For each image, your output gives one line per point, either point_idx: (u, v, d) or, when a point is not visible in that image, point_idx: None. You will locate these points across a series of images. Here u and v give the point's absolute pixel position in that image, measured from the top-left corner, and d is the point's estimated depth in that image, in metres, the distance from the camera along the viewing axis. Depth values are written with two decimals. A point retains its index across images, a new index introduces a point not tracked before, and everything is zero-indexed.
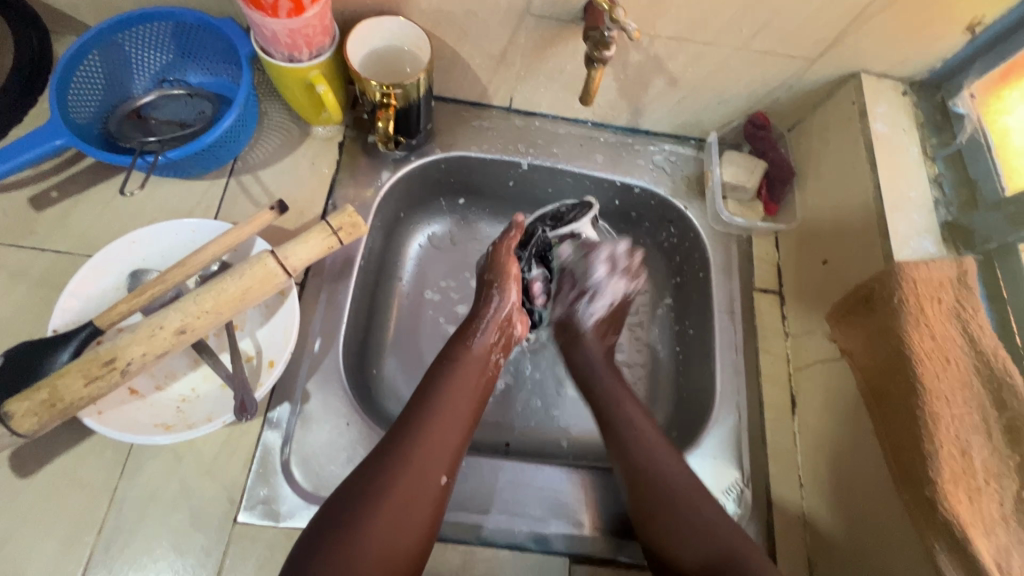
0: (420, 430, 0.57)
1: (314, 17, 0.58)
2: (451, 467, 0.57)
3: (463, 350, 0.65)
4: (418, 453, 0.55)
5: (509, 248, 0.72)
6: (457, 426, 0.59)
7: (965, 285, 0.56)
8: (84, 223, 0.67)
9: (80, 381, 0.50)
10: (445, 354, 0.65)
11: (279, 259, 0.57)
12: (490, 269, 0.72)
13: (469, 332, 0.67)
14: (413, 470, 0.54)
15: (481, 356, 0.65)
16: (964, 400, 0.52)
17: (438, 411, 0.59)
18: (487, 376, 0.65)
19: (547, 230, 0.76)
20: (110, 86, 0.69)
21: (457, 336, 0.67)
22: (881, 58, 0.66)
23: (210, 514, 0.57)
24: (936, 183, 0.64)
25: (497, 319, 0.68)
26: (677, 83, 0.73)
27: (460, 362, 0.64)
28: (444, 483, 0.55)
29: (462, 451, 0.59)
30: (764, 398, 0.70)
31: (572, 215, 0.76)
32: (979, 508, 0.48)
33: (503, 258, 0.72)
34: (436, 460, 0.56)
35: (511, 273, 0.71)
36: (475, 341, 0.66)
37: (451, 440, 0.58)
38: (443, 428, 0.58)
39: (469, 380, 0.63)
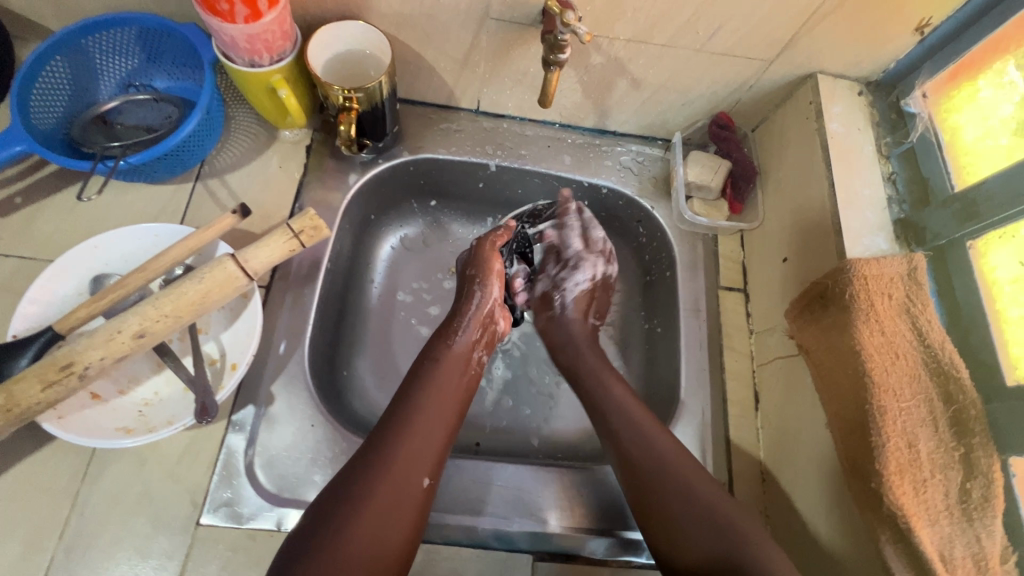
0: (397, 430, 0.56)
1: (273, 22, 0.58)
2: (435, 470, 0.55)
3: (445, 350, 0.65)
4: (401, 456, 0.54)
5: (493, 244, 0.74)
6: (440, 427, 0.58)
7: (914, 281, 0.58)
8: (48, 229, 0.67)
9: (37, 386, 0.50)
10: (427, 356, 0.64)
11: (239, 262, 0.57)
12: (472, 265, 0.73)
13: (451, 331, 0.67)
14: (395, 477, 0.52)
15: (461, 355, 0.65)
16: (912, 393, 0.53)
17: (418, 412, 0.58)
18: (470, 374, 0.65)
19: (528, 227, 0.80)
20: (74, 92, 0.69)
21: (438, 336, 0.67)
22: (836, 59, 0.67)
23: (173, 517, 0.57)
24: (890, 181, 0.66)
25: (479, 315, 0.69)
26: (639, 85, 0.74)
27: (442, 364, 0.63)
28: (427, 484, 0.54)
29: (446, 452, 0.58)
30: (727, 394, 0.71)
31: (549, 212, 0.81)
32: (925, 499, 0.49)
33: (486, 253, 0.73)
34: (419, 464, 0.54)
35: (494, 268, 0.72)
36: (456, 339, 0.66)
37: (435, 442, 0.57)
38: (424, 430, 0.57)
39: (452, 381, 0.62)
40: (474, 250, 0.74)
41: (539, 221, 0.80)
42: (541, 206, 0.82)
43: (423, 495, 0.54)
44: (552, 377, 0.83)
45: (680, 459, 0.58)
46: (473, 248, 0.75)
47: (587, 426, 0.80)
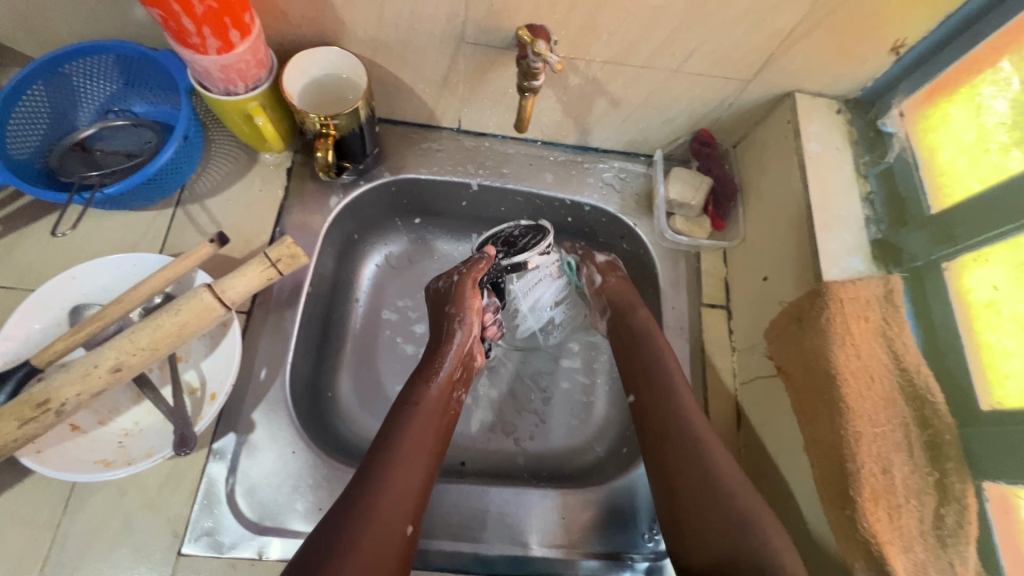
0: (378, 476, 0.56)
1: (247, 52, 0.58)
2: (416, 515, 0.56)
3: (424, 393, 0.65)
4: (382, 504, 0.54)
5: (475, 281, 0.72)
6: (420, 471, 0.58)
7: (891, 303, 0.58)
8: (28, 258, 0.67)
9: (12, 423, 0.50)
10: (407, 399, 0.64)
11: (216, 293, 0.57)
12: (452, 301, 0.72)
13: (430, 372, 0.67)
14: (378, 525, 0.53)
15: (440, 396, 0.65)
16: (888, 418, 0.54)
17: (398, 454, 0.58)
18: (450, 414, 0.66)
19: (501, 258, 0.74)
20: (52, 120, 0.69)
21: (418, 376, 0.67)
22: (814, 78, 0.67)
23: (154, 547, 0.57)
24: (867, 201, 0.65)
25: (459, 353, 0.69)
26: (619, 104, 0.73)
27: (421, 407, 0.63)
28: (409, 532, 0.55)
29: (425, 494, 0.58)
30: (709, 413, 0.71)
31: (526, 240, 0.74)
32: (899, 525, 0.50)
33: (468, 291, 0.71)
34: (402, 511, 0.55)
35: (475, 306, 0.71)
36: (436, 379, 0.66)
37: (416, 484, 0.57)
38: (404, 473, 0.57)
39: (430, 422, 0.62)
40: (451, 283, 0.73)
41: (513, 249, 0.74)
42: (516, 231, 0.76)
43: (406, 543, 0.54)
44: (537, 394, 0.83)
45: (658, 485, 0.58)
46: (452, 283, 0.73)
47: (572, 444, 0.80)
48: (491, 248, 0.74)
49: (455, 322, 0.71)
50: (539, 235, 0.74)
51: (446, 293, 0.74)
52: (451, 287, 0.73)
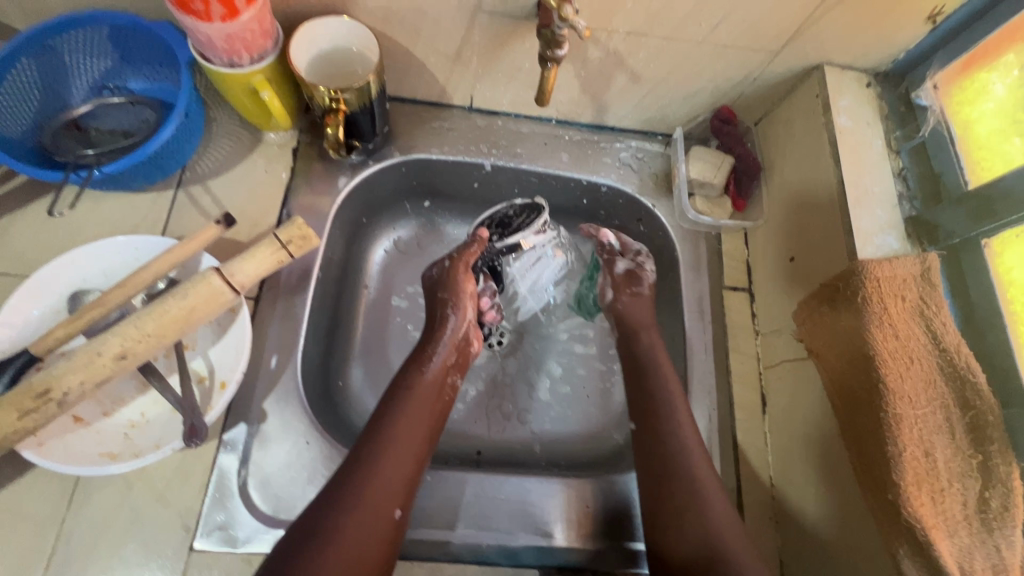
0: (369, 461, 0.55)
1: (252, 20, 0.55)
2: (405, 500, 0.55)
3: (418, 378, 0.63)
4: (369, 491, 0.54)
5: (467, 266, 0.70)
6: (410, 457, 0.57)
7: (928, 281, 0.56)
8: (22, 242, 0.63)
9: (12, 414, 0.47)
10: (400, 383, 0.63)
11: (225, 276, 0.54)
12: (443, 286, 0.69)
13: (424, 357, 0.65)
14: (364, 509, 0.53)
15: (435, 382, 0.64)
16: (928, 400, 0.52)
17: (389, 439, 0.57)
18: (444, 401, 0.64)
19: (496, 240, 0.70)
20: (43, 96, 0.65)
21: (411, 361, 0.65)
22: (844, 50, 0.65)
23: (164, 542, 0.55)
24: (900, 177, 0.63)
25: (453, 339, 0.67)
26: (639, 79, 0.71)
27: (416, 391, 0.62)
28: (397, 517, 0.54)
29: (417, 480, 0.58)
30: (734, 398, 0.70)
31: (521, 221, 0.70)
32: (943, 509, 0.48)
33: (460, 277, 0.69)
34: (389, 497, 0.54)
35: (467, 291, 0.70)
36: (430, 365, 0.64)
37: (405, 471, 0.56)
38: (394, 458, 0.56)
39: (424, 409, 0.61)
40: (443, 270, 0.70)
41: (505, 232, 0.70)
42: (510, 211, 0.71)
43: (393, 528, 0.54)
44: (553, 381, 0.81)
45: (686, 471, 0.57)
46: (444, 269, 0.70)
47: (590, 431, 0.78)
48: (485, 231, 0.71)
49: (449, 307, 0.69)
50: (534, 215, 0.70)
51: (439, 280, 0.70)
52: (443, 272, 0.70)
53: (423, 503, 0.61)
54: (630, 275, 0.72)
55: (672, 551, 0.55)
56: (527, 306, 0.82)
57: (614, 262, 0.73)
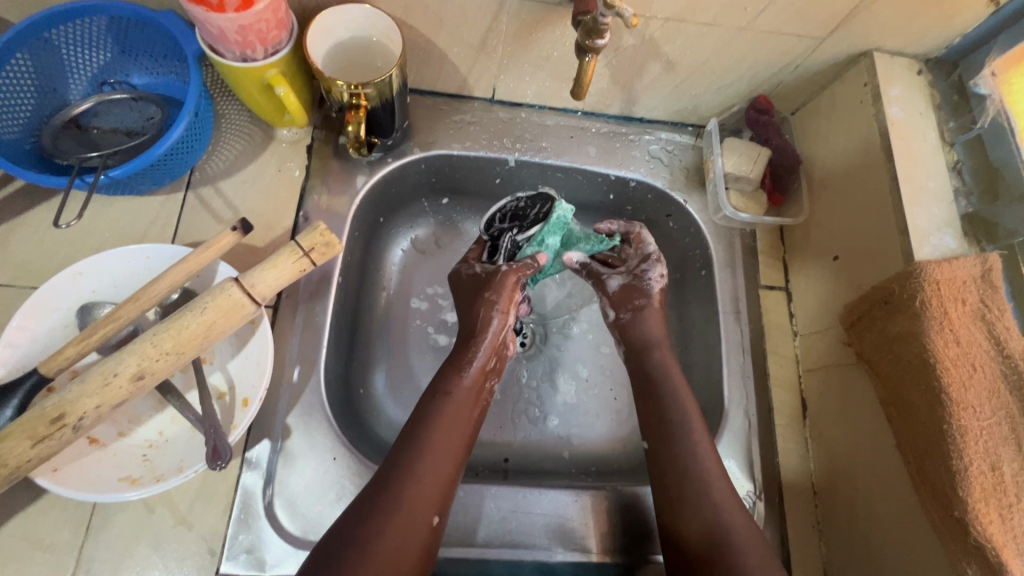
0: (404, 470, 0.52)
1: (266, 8, 0.51)
2: (443, 506, 0.52)
3: (456, 382, 0.59)
4: (407, 498, 0.51)
5: (518, 275, 0.64)
6: (449, 462, 0.54)
7: (988, 284, 0.53)
8: (23, 252, 0.60)
9: (25, 443, 0.44)
10: (437, 387, 0.59)
11: (245, 287, 0.51)
12: (487, 286, 0.64)
13: (464, 361, 0.61)
14: (401, 515, 0.50)
15: (473, 388, 0.60)
16: (991, 409, 0.49)
17: (423, 443, 0.54)
18: (480, 407, 0.60)
19: (516, 234, 0.66)
20: (40, 93, 0.60)
21: (449, 364, 0.61)
22: (896, 35, 0.61)
23: (189, 567, 0.52)
24: (955, 171, 0.60)
25: (494, 342, 0.62)
26: (674, 68, 0.66)
27: (452, 397, 0.58)
28: (435, 523, 0.51)
29: (454, 487, 0.54)
30: (774, 402, 0.67)
31: (535, 211, 0.66)
32: (1011, 526, 0.46)
33: (509, 285, 0.63)
34: (425, 504, 0.51)
35: (514, 297, 0.64)
36: (469, 368, 0.60)
37: (441, 476, 0.53)
38: (429, 464, 0.53)
39: (462, 414, 0.58)
40: (495, 271, 0.64)
41: (522, 226, 0.66)
42: (520, 202, 0.65)
43: (429, 536, 0.51)
44: (580, 384, 0.77)
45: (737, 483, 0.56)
46: (492, 270, 0.65)
47: (621, 436, 0.74)
48: (544, 256, 0.65)
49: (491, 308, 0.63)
50: (546, 203, 0.65)
51: (484, 279, 0.65)
52: (493, 274, 0.65)
53: (459, 518, 0.59)
54: (625, 291, 0.68)
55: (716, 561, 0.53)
56: (549, 301, 0.80)
57: (606, 281, 0.68)
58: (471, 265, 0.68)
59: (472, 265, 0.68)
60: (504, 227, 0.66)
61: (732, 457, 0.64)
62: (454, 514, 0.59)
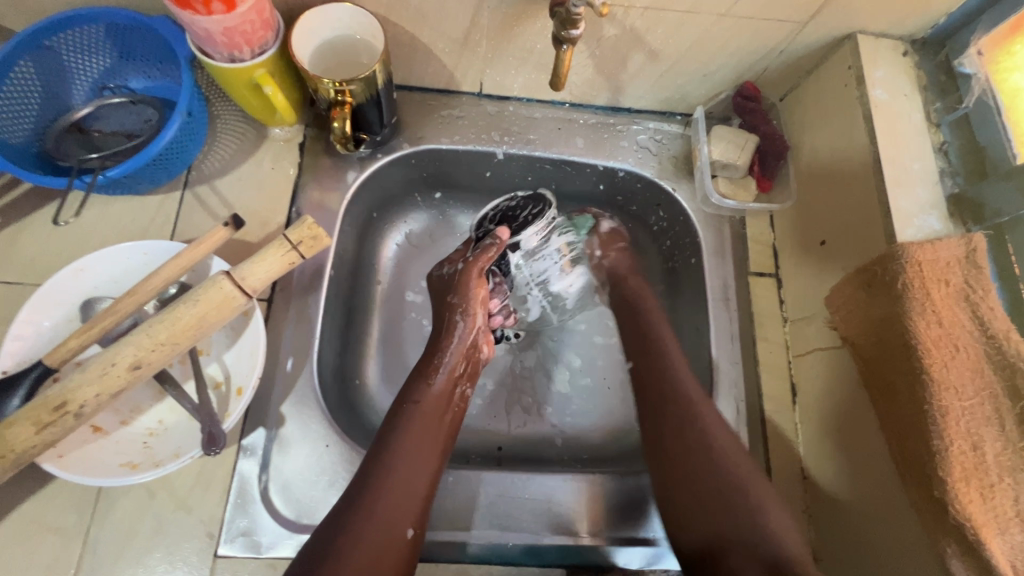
0: (379, 473, 0.53)
1: (250, 10, 0.53)
2: (419, 517, 0.53)
3: (425, 390, 0.60)
4: (380, 511, 0.51)
5: (480, 270, 0.65)
6: (425, 472, 0.55)
7: (973, 264, 0.52)
8: (30, 251, 0.63)
9: (30, 429, 0.46)
10: (406, 396, 0.60)
11: (236, 280, 0.52)
12: (453, 290, 0.66)
13: (430, 369, 0.62)
14: (377, 524, 0.51)
15: (442, 395, 0.61)
16: (974, 389, 0.49)
17: (395, 450, 0.55)
18: (452, 413, 0.61)
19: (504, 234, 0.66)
20: (44, 99, 0.63)
21: (417, 372, 0.62)
22: (879, 17, 0.61)
23: (189, 548, 0.55)
24: (941, 152, 0.60)
25: (461, 346, 0.64)
26: (658, 57, 0.67)
27: (421, 406, 0.59)
28: (410, 535, 0.52)
29: (430, 498, 0.55)
30: (763, 388, 0.67)
31: (525, 213, 0.65)
32: (992, 507, 0.46)
33: (472, 281, 0.64)
34: (401, 514, 0.52)
35: (478, 296, 0.65)
36: (436, 376, 0.62)
37: (417, 487, 0.54)
38: (405, 475, 0.54)
39: (431, 423, 0.58)
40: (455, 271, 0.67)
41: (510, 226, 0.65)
42: (514, 202, 0.67)
43: (407, 547, 0.51)
44: (573, 373, 0.77)
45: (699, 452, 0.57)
46: (457, 270, 0.67)
47: (613, 425, 0.74)
48: (503, 231, 0.64)
49: (457, 316, 0.65)
50: (538, 206, 0.65)
51: (449, 281, 0.68)
52: (453, 276, 0.67)
53: (449, 503, 0.61)
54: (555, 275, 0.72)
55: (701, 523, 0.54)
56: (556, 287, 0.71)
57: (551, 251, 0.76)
58: (443, 266, 0.70)
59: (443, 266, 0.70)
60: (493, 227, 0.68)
61: None
62: (443, 498, 0.61)
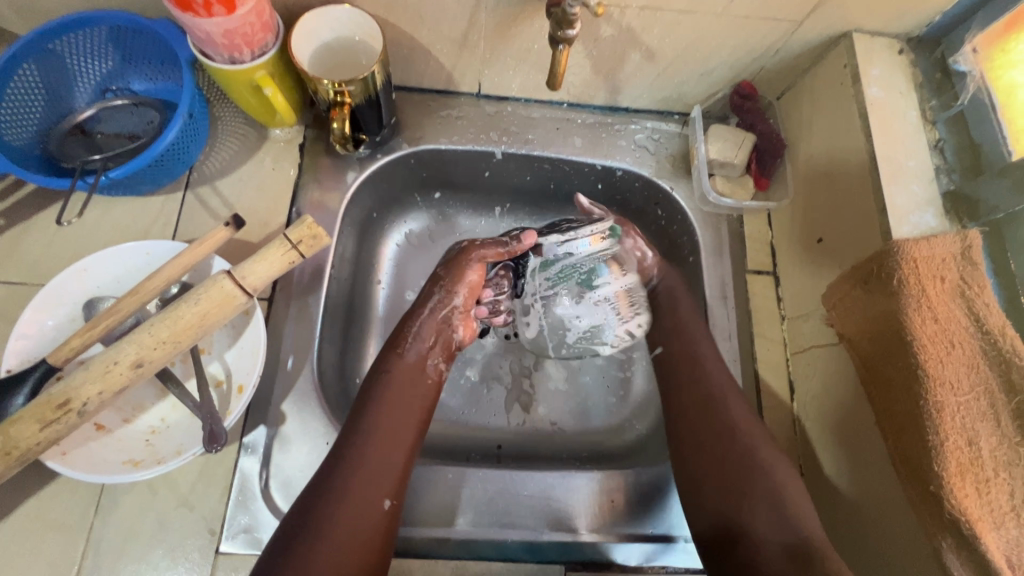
0: (353, 445, 0.54)
1: (249, 12, 0.53)
2: (396, 489, 0.54)
3: (395, 360, 0.62)
4: (355, 480, 0.52)
5: (479, 256, 0.68)
6: (400, 443, 0.56)
7: (969, 260, 0.52)
8: (34, 251, 0.63)
9: (34, 426, 0.47)
10: (376, 368, 0.61)
11: (236, 279, 0.53)
12: (444, 264, 0.69)
13: (401, 340, 0.64)
14: (354, 493, 0.51)
15: (414, 366, 0.62)
16: (970, 385, 0.49)
17: (367, 419, 0.56)
18: (425, 386, 0.62)
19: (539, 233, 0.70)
20: (47, 101, 0.64)
21: (388, 346, 0.64)
22: (874, 15, 0.61)
23: (190, 545, 0.55)
24: (937, 149, 0.60)
25: (433, 320, 0.66)
26: (654, 57, 0.67)
27: (392, 375, 0.60)
28: (388, 506, 0.52)
29: (408, 471, 0.56)
30: (761, 385, 0.67)
31: (572, 224, 0.69)
32: (987, 501, 0.46)
33: (462, 263, 0.67)
34: (379, 483, 0.53)
35: (464, 278, 0.67)
36: (406, 347, 0.63)
37: (391, 456, 0.55)
38: (379, 446, 0.55)
39: (404, 394, 0.59)
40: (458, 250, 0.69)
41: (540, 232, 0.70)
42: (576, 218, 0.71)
43: (386, 517, 0.52)
44: (572, 371, 0.77)
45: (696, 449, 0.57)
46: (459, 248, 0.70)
47: (611, 423, 0.74)
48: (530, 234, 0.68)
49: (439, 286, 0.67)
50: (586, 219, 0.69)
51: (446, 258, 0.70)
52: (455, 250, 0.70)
53: (448, 500, 0.61)
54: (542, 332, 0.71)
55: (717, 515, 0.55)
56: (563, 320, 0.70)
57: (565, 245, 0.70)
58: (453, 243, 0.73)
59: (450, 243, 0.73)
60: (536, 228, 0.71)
61: None
62: (443, 495, 0.61)
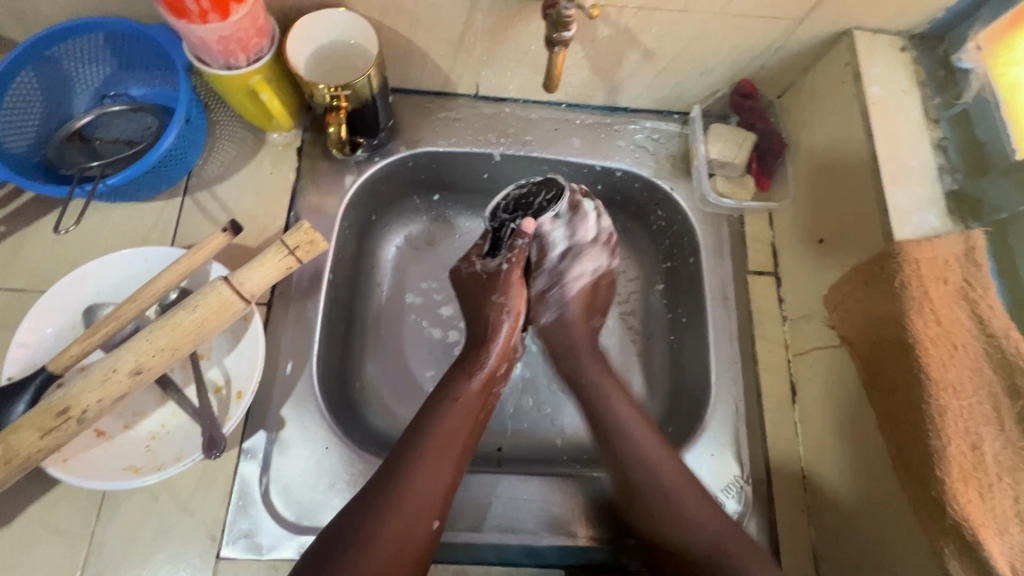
0: (406, 466, 0.53)
1: (244, 18, 0.53)
2: (443, 510, 0.53)
3: (465, 387, 0.60)
4: (407, 503, 0.51)
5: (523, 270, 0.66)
6: (451, 463, 0.55)
7: (972, 262, 0.51)
8: (35, 258, 0.64)
9: (34, 434, 0.47)
10: (445, 391, 0.59)
11: (234, 285, 0.53)
12: (500, 289, 0.65)
13: (473, 366, 0.61)
14: (402, 517, 0.50)
15: (480, 394, 0.60)
16: (974, 388, 0.48)
17: (423, 442, 0.55)
18: (485, 414, 0.60)
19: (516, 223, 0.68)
20: (46, 108, 0.64)
21: (459, 368, 0.61)
22: (875, 13, 0.60)
23: (192, 550, 0.56)
24: (940, 149, 0.59)
25: (504, 345, 0.63)
26: (653, 56, 0.66)
27: (460, 402, 0.59)
28: (434, 527, 0.52)
29: (455, 490, 0.55)
30: (762, 387, 0.67)
31: (541, 199, 0.67)
32: (991, 507, 0.45)
33: (515, 283, 0.66)
34: (427, 506, 0.52)
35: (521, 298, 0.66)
36: (478, 373, 0.61)
37: (442, 477, 0.54)
38: (433, 470, 0.53)
39: (466, 419, 0.58)
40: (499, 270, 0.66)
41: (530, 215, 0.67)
42: (525, 187, 0.68)
43: (430, 538, 0.51)
44: None
45: None
46: (494, 270, 0.67)
47: None
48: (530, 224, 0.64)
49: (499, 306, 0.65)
50: (553, 190, 0.67)
51: (487, 280, 0.67)
52: (496, 274, 0.66)
53: None
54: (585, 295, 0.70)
55: (698, 535, 0.54)
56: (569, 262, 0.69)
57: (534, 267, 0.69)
58: (472, 263, 0.69)
59: (473, 263, 0.69)
60: (507, 216, 0.68)
61: (719, 443, 0.64)
62: None
